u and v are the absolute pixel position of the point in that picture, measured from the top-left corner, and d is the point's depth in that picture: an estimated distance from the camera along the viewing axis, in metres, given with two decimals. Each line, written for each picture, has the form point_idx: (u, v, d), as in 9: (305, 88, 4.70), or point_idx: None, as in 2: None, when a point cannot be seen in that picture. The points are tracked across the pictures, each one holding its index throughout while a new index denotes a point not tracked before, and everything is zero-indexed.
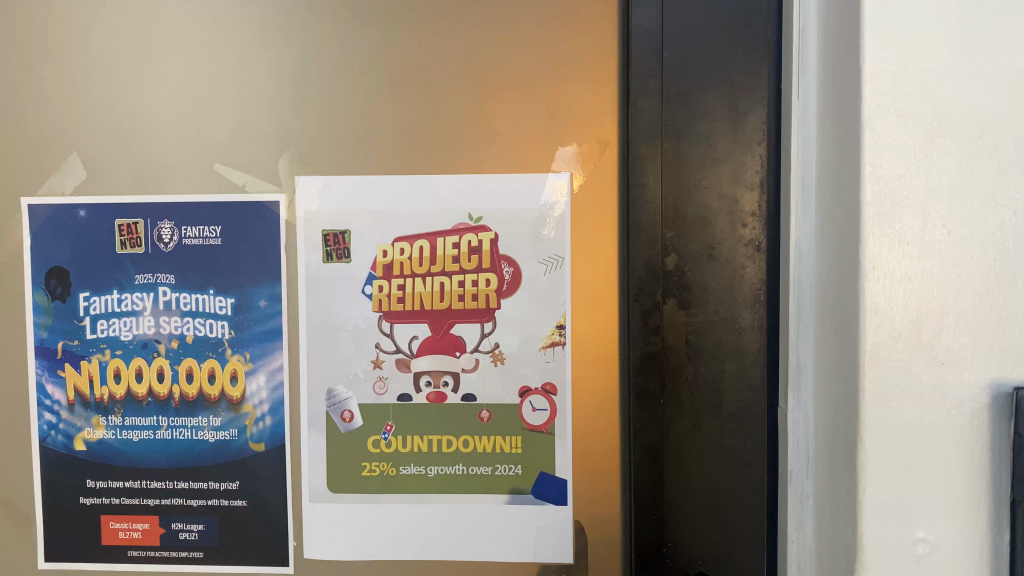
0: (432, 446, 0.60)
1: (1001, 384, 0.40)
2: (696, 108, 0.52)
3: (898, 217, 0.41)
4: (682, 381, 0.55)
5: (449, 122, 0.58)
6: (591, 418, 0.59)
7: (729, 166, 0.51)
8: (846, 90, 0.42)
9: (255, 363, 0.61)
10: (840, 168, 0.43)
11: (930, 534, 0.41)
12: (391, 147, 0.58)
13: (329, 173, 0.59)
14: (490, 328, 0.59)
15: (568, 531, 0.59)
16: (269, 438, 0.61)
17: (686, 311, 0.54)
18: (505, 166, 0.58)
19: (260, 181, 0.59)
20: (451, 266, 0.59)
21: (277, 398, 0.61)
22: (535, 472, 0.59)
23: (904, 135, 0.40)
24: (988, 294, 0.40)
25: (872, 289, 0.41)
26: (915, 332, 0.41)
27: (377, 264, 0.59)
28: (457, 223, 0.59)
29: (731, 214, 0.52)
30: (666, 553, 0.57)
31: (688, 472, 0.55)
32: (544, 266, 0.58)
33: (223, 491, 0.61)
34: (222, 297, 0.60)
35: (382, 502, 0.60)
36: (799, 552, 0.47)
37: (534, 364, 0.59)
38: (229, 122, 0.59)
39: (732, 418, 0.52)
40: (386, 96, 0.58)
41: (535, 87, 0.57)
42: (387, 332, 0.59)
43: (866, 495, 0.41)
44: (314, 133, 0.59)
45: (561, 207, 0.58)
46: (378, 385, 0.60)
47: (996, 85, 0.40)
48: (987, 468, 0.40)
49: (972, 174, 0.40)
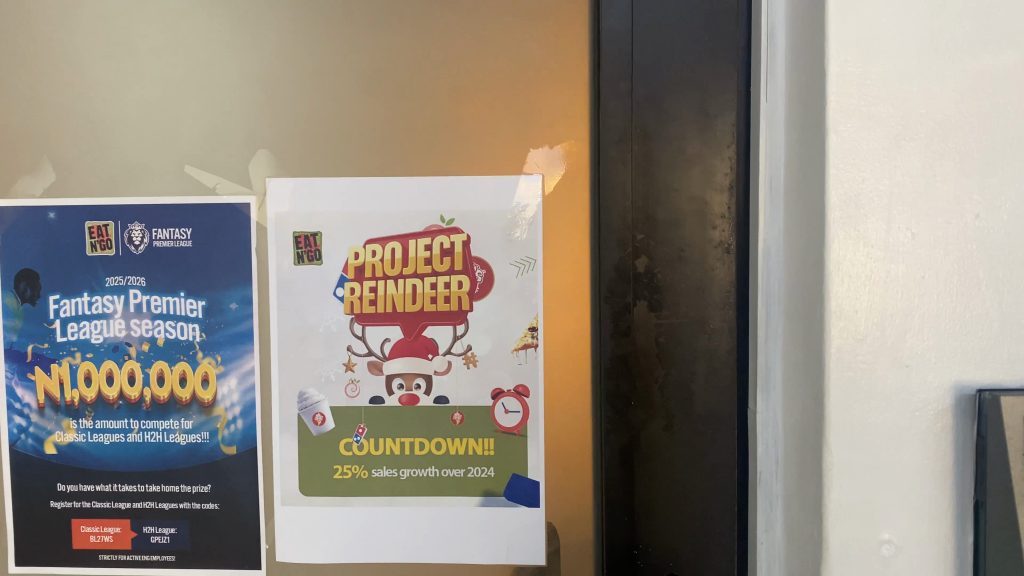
0: (404, 449, 0.59)
1: (965, 386, 0.41)
2: (667, 110, 0.53)
3: (863, 220, 0.41)
4: (653, 384, 0.55)
5: (420, 124, 0.57)
6: (562, 420, 0.59)
7: (699, 167, 0.52)
8: (813, 92, 0.43)
9: (226, 366, 0.60)
10: (806, 171, 0.44)
11: (895, 536, 0.41)
12: (364, 148, 0.58)
13: (301, 175, 0.58)
14: (462, 331, 0.59)
15: (540, 533, 0.59)
16: (240, 441, 0.61)
17: (657, 313, 0.54)
18: (477, 168, 0.58)
19: (231, 182, 0.59)
20: (423, 268, 0.59)
21: (249, 401, 0.60)
22: (507, 474, 0.59)
23: (869, 138, 0.41)
24: (951, 297, 0.41)
25: (837, 292, 0.42)
26: (880, 335, 0.41)
27: (348, 267, 0.59)
28: (429, 225, 0.58)
29: (701, 215, 0.53)
30: (637, 555, 0.56)
31: (658, 473, 0.55)
32: (516, 268, 0.58)
33: (195, 494, 0.61)
34: (193, 299, 0.60)
35: (355, 505, 0.60)
36: (770, 552, 0.49)
37: (506, 366, 0.59)
38: (200, 124, 0.59)
39: (703, 419, 0.54)
40: (358, 98, 0.58)
41: (508, 88, 0.57)
42: (359, 335, 0.59)
43: (832, 497, 0.42)
44: (286, 134, 0.58)
45: (533, 209, 0.58)
46: (350, 388, 0.59)
47: (959, 89, 0.40)
48: (950, 469, 0.41)
49: (935, 177, 0.41)
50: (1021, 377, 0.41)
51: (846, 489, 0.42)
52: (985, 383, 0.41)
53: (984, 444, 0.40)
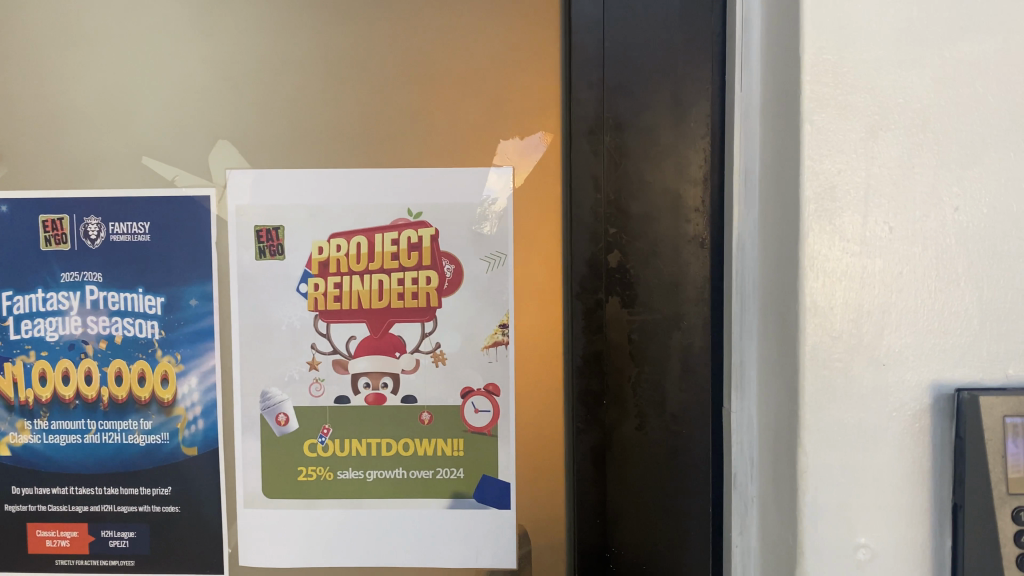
0: (371, 450, 0.58)
1: (944, 386, 0.40)
2: (640, 100, 0.51)
3: (838, 213, 0.40)
4: (625, 382, 0.53)
5: (386, 114, 0.55)
6: (534, 420, 0.57)
7: (671, 160, 0.51)
8: (788, 80, 0.41)
9: (186, 364, 0.58)
10: (782, 162, 0.42)
11: (871, 540, 0.41)
12: (329, 139, 0.56)
13: (263, 167, 0.56)
14: (431, 328, 0.57)
15: (511, 536, 0.58)
16: (201, 442, 0.59)
17: (629, 310, 0.53)
18: (445, 159, 0.56)
19: (190, 174, 0.57)
20: (390, 263, 0.57)
21: (210, 400, 0.59)
22: (477, 475, 0.57)
23: (845, 128, 0.40)
24: (930, 292, 0.40)
25: (812, 287, 0.40)
26: (855, 332, 0.40)
27: (312, 262, 0.57)
28: (397, 219, 0.56)
29: (674, 209, 0.51)
30: (610, 558, 0.55)
31: (631, 474, 0.53)
32: (486, 263, 0.56)
33: (155, 496, 0.59)
34: (152, 295, 0.58)
35: (320, 507, 0.58)
36: (744, 556, 0.48)
37: (476, 364, 0.57)
38: (158, 113, 0.57)
39: (676, 418, 0.52)
40: (323, 86, 0.56)
41: (476, 76, 0.55)
42: (323, 332, 0.57)
43: (807, 501, 0.41)
44: (247, 125, 0.56)
45: (502, 202, 0.56)
46: (314, 387, 0.58)
47: (938, 78, 0.39)
48: (929, 471, 0.40)
49: (914, 169, 0.40)
50: (1000, 376, 0.40)
51: (820, 492, 0.41)
52: (964, 383, 0.40)
53: (963, 445, 0.39)
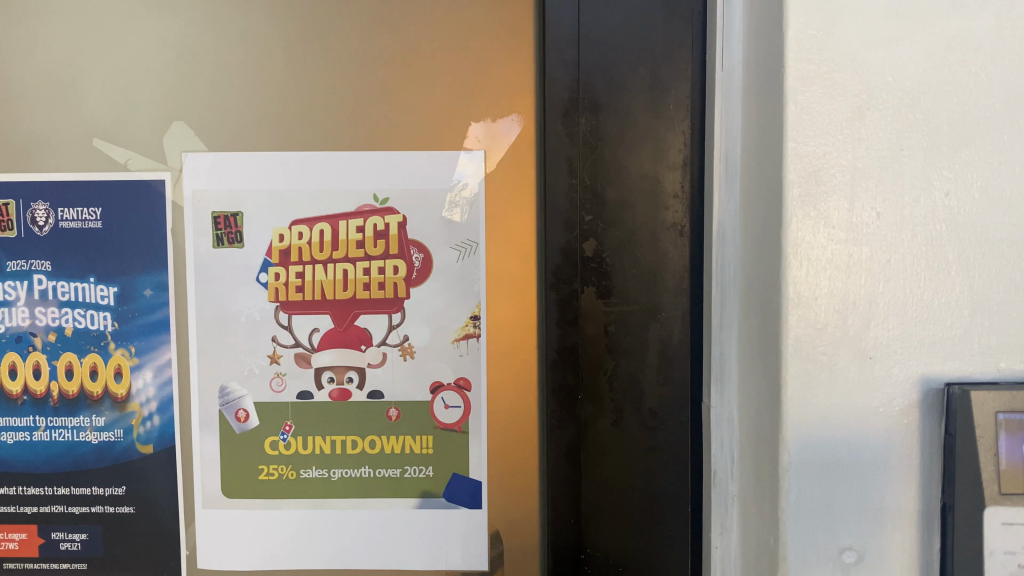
0: (336, 447, 0.55)
1: (932, 379, 0.38)
2: (618, 81, 0.48)
3: (824, 197, 0.38)
4: (601, 376, 0.51)
5: (351, 95, 0.53)
6: (506, 416, 0.54)
7: (649, 144, 0.49)
8: (771, 56, 0.39)
9: (141, 358, 0.55)
10: (764, 143, 0.40)
11: (856, 542, 0.39)
12: (291, 121, 0.53)
13: (220, 150, 0.54)
14: (398, 320, 0.54)
15: (483, 537, 0.55)
16: (157, 440, 0.56)
17: (605, 301, 0.50)
18: (413, 142, 0.53)
19: (144, 158, 0.54)
20: (356, 251, 0.54)
21: (166, 396, 0.56)
22: (446, 474, 0.55)
23: (831, 108, 0.38)
24: (918, 282, 0.38)
25: (794, 277, 0.38)
26: (841, 324, 0.38)
27: (273, 250, 0.54)
28: (362, 205, 0.54)
29: (652, 195, 0.49)
30: (585, 559, 0.52)
31: (607, 472, 0.51)
32: (456, 252, 0.54)
33: (108, 497, 0.56)
34: (104, 285, 0.55)
35: (282, 508, 0.55)
36: (725, 556, 0.46)
37: (446, 358, 0.54)
38: (108, 93, 0.54)
39: (653, 413, 0.50)
40: (284, 66, 0.53)
41: (445, 55, 0.52)
42: (285, 325, 0.55)
43: (789, 502, 0.39)
44: (204, 106, 0.53)
45: (472, 188, 0.53)
46: (276, 381, 0.55)
47: (929, 55, 0.37)
48: (917, 470, 0.38)
49: (903, 150, 0.38)
50: (992, 370, 0.38)
51: (804, 492, 0.39)
52: (954, 377, 0.38)
53: (952, 442, 0.37)
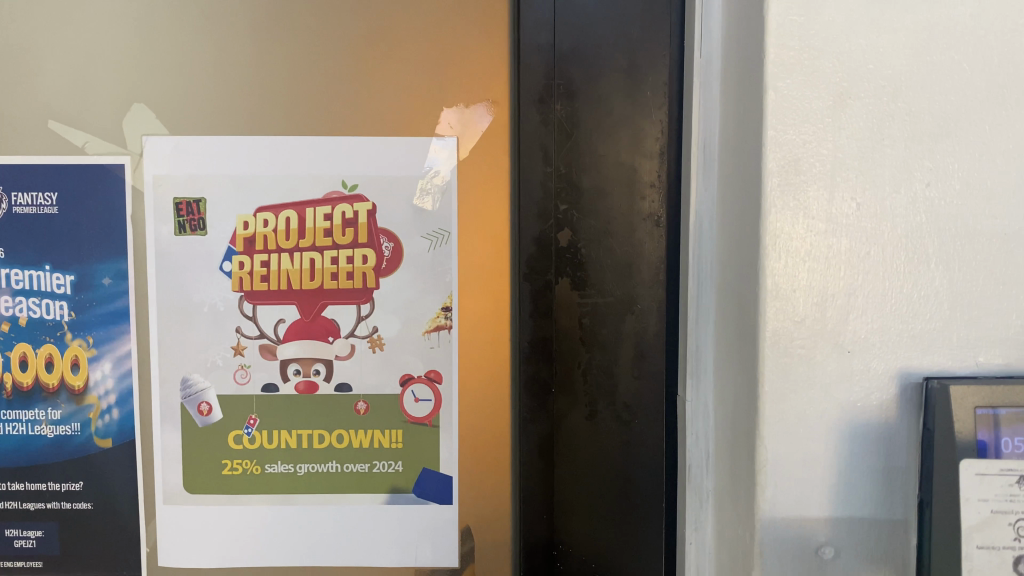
0: (302, 442, 0.53)
1: (912, 373, 0.38)
2: (595, 65, 0.47)
3: (803, 187, 0.37)
4: (575, 368, 0.49)
5: (319, 78, 0.51)
6: (479, 410, 0.53)
7: (626, 131, 0.47)
8: (751, 41, 0.38)
9: (99, 349, 0.54)
10: (743, 131, 0.39)
11: (833, 538, 0.38)
12: (256, 104, 0.51)
13: (183, 133, 0.52)
14: (367, 311, 0.53)
15: (453, 534, 0.54)
16: (116, 433, 0.54)
17: (580, 292, 0.49)
18: (383, 128, 0.51)
19: (102, 141, 0.52)
20: (323, 240, 0.52)
21: (126, 388, 0.54)
22: (416, 469, 0.53)
23: (812, 97, 0.37)
24: (898, 275, 0.37)
25: (772, 268, 0.37)
26: (819, 317, 0.37)
27: (237, 238, 0.52)
28: (330, 192, 0.52)
29: (628, 184, 0.48)
30: (556, 556, 0.51)
31: (581, 466, 0.50)
32: (428, 241, 0.52)
33: (65, 492, 0.54)
34: (61, 273, 0.53)
35: (246, 503, 0.54)
36: (699, 554, 0.45)
37: (416, 350, 0.53)
38: (64, 73, 0.52)
39: (628, 407, 0.49)
40: (249, 47, 0.51)
41: (417, 38, 0.50)
42: (250, 315, 0.53)
43: (765, 498, 0.38)
44: (165, 87, 0.51)
45: (444, 175, 0.51)
46: (240, 374, 0.53)
47: (911, 42, 0.36)
48: (896, 465, 0.38)
49: (884, 140, 0.37)
50: (971, 364, 0.38)
51: (780, 488, 0.38)
52: (933, 371, 0.38)
53: (931, 437, 0.37)
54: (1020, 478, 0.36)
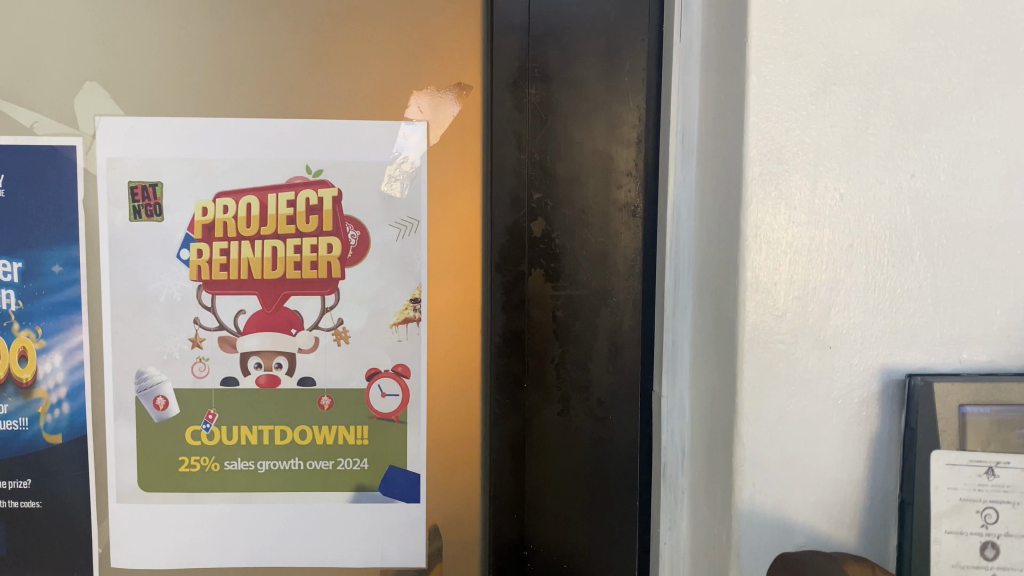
0: (263, 438, 0.51)
1: (894, 370, 0.37)
2: (571, 49, 0.46)
3: (785, 176, 0.35)
4: (548, 362, 0.48)
5: (283, 59, 0.49)
6: (447, 405, 0.51)
7: (602, 118, 0.46)
8: (733, 25, 0.37)
9: (48, 340, 0.51)
10: (725, 116, 0.38)
11: (812, 540, 0.37)
12: (215, 85, 0.49)
13: (138, 113, 0.49)
14: (332, 302, 0.51)
15: (421, 533, 0.52)
16: (67, 428, 0.51)
17: (554, 284, 0.47)
18: (348, 111, 0.49)
19: (53, 121, 0.49)
20: (286, 228, 0.50)
21: (77, 381, 0.51)
22: (382, 466, 0.52)
23: (795, 82, 0.35)
24: (881, 268, 0.36)
25: (753, 261, 0.36)
26: (801, 311, 0.36)
27: (195, 225, 0.50)
28: (294, 177, 0.50)
29: (604, 172, 0.46)
30: (527, 556, 0.49)
31: (552, 464, 0.48)
32: (396, 229, 0.50)
33: (12, 490, 0.52)
34: (7, 260, 0.50)
35: (204, 502, 0.52)
36: (673, 554, 0.44)
37: (383, 343, 0.51)
38: (11, 48, 0.49)
39: (602, 403, 0.48)
40: (209, 24, 0.49)
41: (385, 17, 0.48)
42: (208, 306, 0.51)
43: (743, 499, 0.37)
44: (119, 65, 0.49)
45: (413, 161, 0.49)
46: (198, 366, 0.51)
47: (897, 26, 0.35)
48: (876, 465, 0.37)
49: (868, 129, 0.35)
50: (954, 361, 0.37)
51: (758, 489, 0.36)
52: (916, 368, 0.37)
53: (914, 436, 0.36)
54: (989, 468, 0.35)
